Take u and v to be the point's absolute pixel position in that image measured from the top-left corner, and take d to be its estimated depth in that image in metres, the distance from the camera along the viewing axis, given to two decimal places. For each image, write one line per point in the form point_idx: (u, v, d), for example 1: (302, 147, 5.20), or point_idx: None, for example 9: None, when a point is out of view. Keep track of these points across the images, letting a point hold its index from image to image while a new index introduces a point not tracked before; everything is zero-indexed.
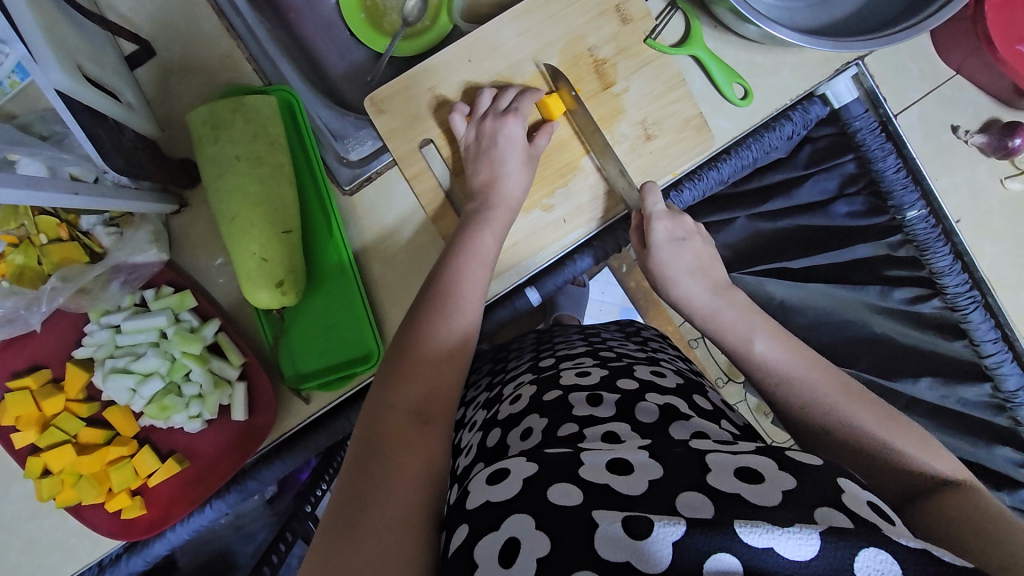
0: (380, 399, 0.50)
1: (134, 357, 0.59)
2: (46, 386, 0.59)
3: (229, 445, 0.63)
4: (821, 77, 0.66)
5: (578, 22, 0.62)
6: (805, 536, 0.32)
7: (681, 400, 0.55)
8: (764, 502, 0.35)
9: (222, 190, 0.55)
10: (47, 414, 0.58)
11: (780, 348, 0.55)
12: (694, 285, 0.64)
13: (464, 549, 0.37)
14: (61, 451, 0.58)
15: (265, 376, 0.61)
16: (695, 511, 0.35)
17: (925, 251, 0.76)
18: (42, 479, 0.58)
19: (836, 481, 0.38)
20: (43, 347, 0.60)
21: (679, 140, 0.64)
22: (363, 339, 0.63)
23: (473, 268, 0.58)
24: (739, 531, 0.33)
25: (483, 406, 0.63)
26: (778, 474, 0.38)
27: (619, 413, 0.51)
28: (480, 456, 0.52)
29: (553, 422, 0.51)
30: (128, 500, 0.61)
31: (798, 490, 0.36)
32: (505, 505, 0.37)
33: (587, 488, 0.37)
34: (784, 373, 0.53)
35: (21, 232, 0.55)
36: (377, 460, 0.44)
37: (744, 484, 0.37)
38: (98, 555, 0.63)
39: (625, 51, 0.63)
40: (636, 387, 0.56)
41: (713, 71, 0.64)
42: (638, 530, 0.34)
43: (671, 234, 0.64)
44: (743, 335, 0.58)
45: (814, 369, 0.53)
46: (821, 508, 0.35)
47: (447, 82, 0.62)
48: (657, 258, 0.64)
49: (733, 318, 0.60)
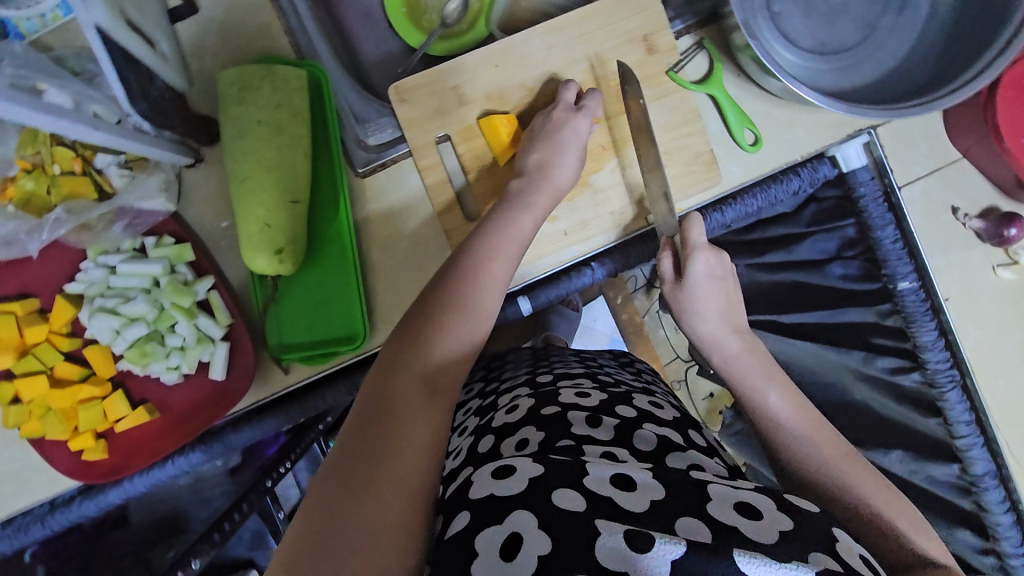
0: (394, 357, 0.49)
1: (123, 300, 0.59)
2: (32, 315, 0.59)
3: (199, 402, 0.63)
4: (829, 138, 0.68)
5: (606, 46, 0.65)
6: (801, 573, 0.35)
7: (676, 431, 0.56)
8: (761, 538, 0.37)
9: (239, 151, 0.57)
10: (28, 342, 0.59)
11: (788, 409, 0.55)
12: (718, 326, 0.62)
13: (463, 536, 0.38)
14: (35, 380, 0.59)
15: (248, 340, 0.62)
16: (690, 533, 0.36)
17: (911, 323, 0.76)
18: (12, 405, 0.59)
19: (829, 530, 0.39)
20: (37, 276, 0.60)
21: (687, 173, 0.67)
22: (351, 318, 0.63)
23: (507, 247, 0.57)
24: (738, 559, 0.35)
25: (476, 414, 0.64)
26: (775, 514, 0.40)
27: (617, 437, 0.52)
28: (471, 459, 0.53)
29: (550, 435, 0.51)
30: (91, 441, 0.61)
31: (795, 532, 0.38)
32: (506, 501, 0.39)
33: (591, 497, 0.39)
34: (789, 441, 0.53)
35: (36, 159, 0.56)
36: (380, 428, 0.43)
37: (744, 519, 0.38)
38: (49, 496, 0.63)
39: (649, 79, 0.65)
40: (634, 415, 0.57)
41: (728, 114, 0.66)
42: (640, 544, 0.35)
43: (710, 270, 0.62)
44: (759, 383, 0.57)
45: (814, 431, 0.53)
46: (814, 552, 0.36)
47: (472, 81, 0.64)
48: (691, 294, 0.62)
49: (737, 351, 0.60)
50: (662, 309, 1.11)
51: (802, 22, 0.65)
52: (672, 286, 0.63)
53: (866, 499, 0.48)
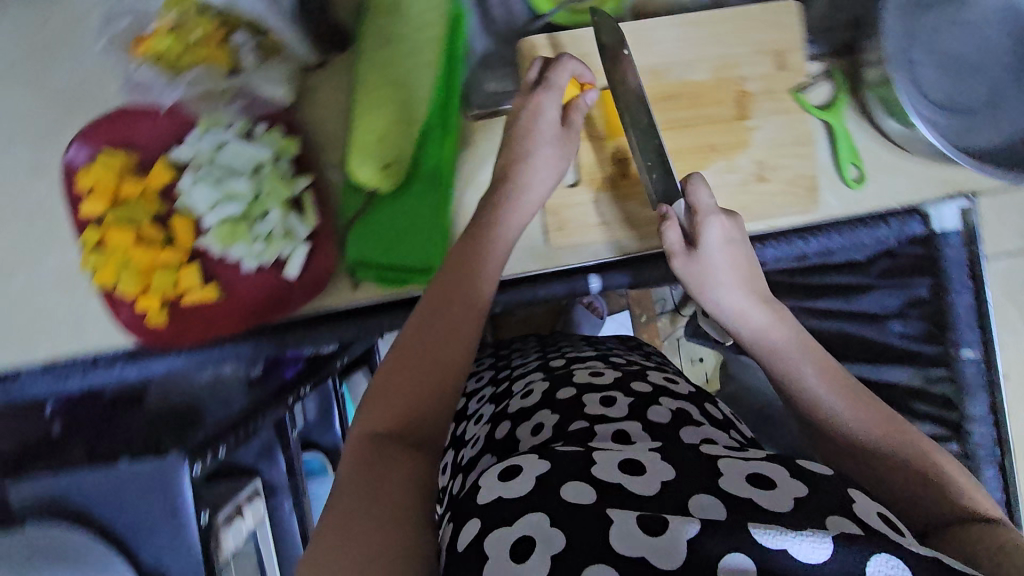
0: (384, 380, 0.48)
1: (223, 177, 0.60)
2: (133, 170, 0.60)
3: (266, 295, 0.64)
4: (918, 194, 0.70)
5: (736, 51, 0.66)
6: (817, 540, 0.33)
7: (693, 404, 0.57)
8: (776, 507, 0.37)
9: (371, 61, 0.59)
10: (123, 194, 0.60)
11: (824, 379, 0.51)
12: (740, 297, 0.57)
13: (474, 544, 0.36)
14: (121, 232, 0.59)
15: (330, 246, 0.64)
16: (705, 512, 0.36)
17: (963, 393, 0.76)
18: (94, 251, 0.60)
19: (846, 492, 0.39)
20: (147, 135, 0.61)
21: (786, 192, 0.67)
22: (430, 252, 0.64)
23: (531, 193, 0.60)
24: (754, 532, 0.34)
25: (491, 401, 0.65)
26: (790, 483, 0.39)
27: (630, 412, 0.53)
28: (489, 447, 0.55)
29: (563, 418, 0.53)
30: (157, 306, 0.61)
31: (809, 497, 0.38)
32: (524, 499, 0.37)
33: (599, 486, 0.38)
34: (834, 417, 0.49)
35: (179, 19, 0.56)
36: (359, 490, 0.40)
37: (757, 489, 0.38)
38: (98, 350, 0.65)
39: (771, 93, 0.66)
40: (650, 390, 0.58)
41: (840, 146, 0.67)
42: (651, 525, 0.35)
43: (725, 237, 0.58)
44: (794, 358, 0.53)
45: (850, 389, 0.50)
46: (833, 515, 0.37)
47: (602, 53, 0.65)
48: (708, 263, 0.58)
49: (767, 324, 0.55)
50: (685, 338, 1.12)
51: (936, 74, 0.65)
52: (683, 258, 0.59)
53: (898, 460, 0.46)
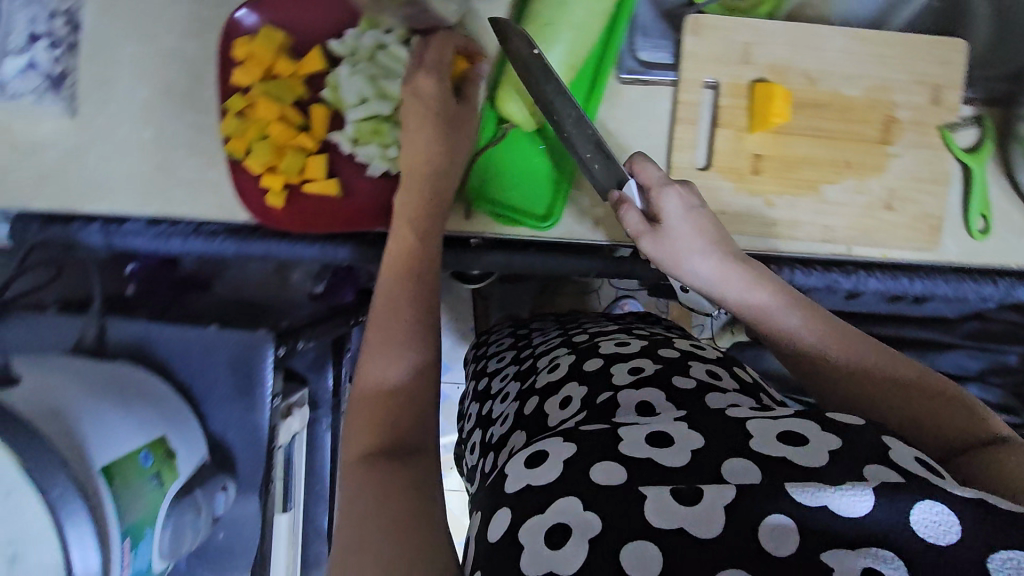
0: (367, 398, 0.48)
1: (377, 77, 0.61)
2: (288, 50, 0.61)
3: (381, 203, 0.64)
4: None
5: (895, 76, 0.65)
6: (856, 492, 0.32)
7: (722, 368, 0.55)
8: (813, 462, 0.35)
9: None
10: (276, 71, 0.61)
11: (810, 322, 0.51)
12: (709, 263, 0.56)
13: (508, 535, 0.36)
14: (268, 105, 0.59)
15: (456, 170, 0.64)
16: (739, 477, 0.35)
17: None
18: (236, 119, 0.61)
19: (879, 439, 0.36)
20: (304, 21, 0.62)
21: (908, 227, 0.67)
22: (548, 198, 0.65)
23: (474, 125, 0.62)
24: (790, 490, 0.33)
25: (515, 378, 0.64)
26: (822, 436, 0.36)
27: (656, 376, 0.51)
28: (519, 424, 0.54)
29: (592, 390, 0.52)
30: (279, 186, 0.62)
31: (844, 449, 0.35)
32: (549, 487, 0.37)
33: (630, 464, 0.37)
34: (826, 355, 0.50)
35: None
36: (369, 506, 0.40)
37: (790, 447, 0.36)
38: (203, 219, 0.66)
39: (919, 125, 0.66)
40: (676, 354, 0.55)
41: (975, 195, 0.67)
42: (685, 496, 0.34)
43: (685, 207, 0.57)
44: (778, 313, 0.53)
45: (839, 333, 0.50)
46: (869, 466, 0.34)
47: (764, 46, 0.65)
48: (672, 237, 0.57)
49: (744, 289, 0.55)
50: None
51: None
52: (648, 236, 0.57)
53: (905, 393, 0.46)
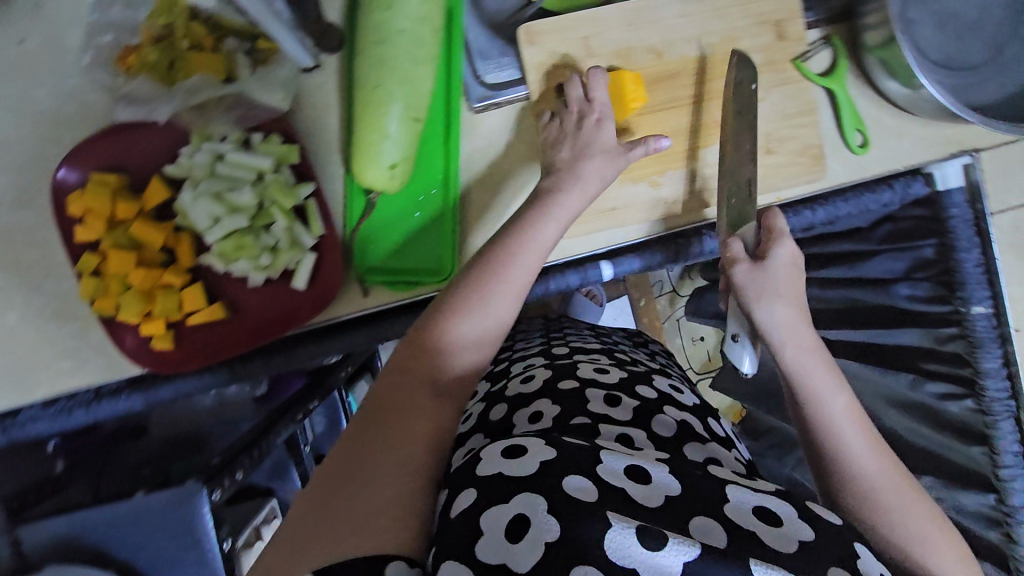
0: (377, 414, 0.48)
1: (229, 186, 0.57)
2: (125, 190, 0.57)
3: (275, 312, 0.61)
4: (921, 155, 0.70)
5: (738, 24, 0.65)
6: None
7: (697, 419, 0.55)
8: (778, 548, 0.36)
9: (376, 55, 0.56)
10: (119, 216, 0.56)
11: (853, 422, 0.51)
12: (791, 311, 0.54)
13: (467, 515, 0.37)
14: (125, 255, 0.56)
15: (337, 255, 0.60)
16: (705, 535, 0.36)
17: (975, 350, 0.67)
18: (90, 277, 0.56)
19: (851, 546, 0.38)
20: (136, 160, 0.59)
21: (793, 163, 0.68)
22: (439, 252, 0.63)
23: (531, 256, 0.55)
24: (752, 566, 0.34)
25: (489, 382, 0.65)
26: (797, 523, 0.38)
27: (636, 417, 0.51)
28: (482, 426, 0.54)
29: (565, 411, 0.50)
30: (162, 329, 0.58)
31: (814, 544, 0.37)
32: (522, 479, 0.37)
33: (602, 485, 0.37)
34: (840, 449, 0.50)
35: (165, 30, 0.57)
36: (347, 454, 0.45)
37: (760, 524, 0.38)
38: (96, 383, 0.62)
39: (773, 64, 0.66)
40: (655, 396, 0.55)
41: (844, 114, 0.68)
42: (652, 543, 0.34)
43: (792, 261, 0.56)
44: (828, 385, 0.52)
45: (872, 443, 0.50)
46: (834, 568, 0.36)
47: (601, 34, 0.64)
48: (769, 274, 0.55)
49: (812, 346, 0.54)
50: (681, 319, 1.15)
51: (934, 32, 0.65)
52: (746, 266, 0.56)
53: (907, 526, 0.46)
